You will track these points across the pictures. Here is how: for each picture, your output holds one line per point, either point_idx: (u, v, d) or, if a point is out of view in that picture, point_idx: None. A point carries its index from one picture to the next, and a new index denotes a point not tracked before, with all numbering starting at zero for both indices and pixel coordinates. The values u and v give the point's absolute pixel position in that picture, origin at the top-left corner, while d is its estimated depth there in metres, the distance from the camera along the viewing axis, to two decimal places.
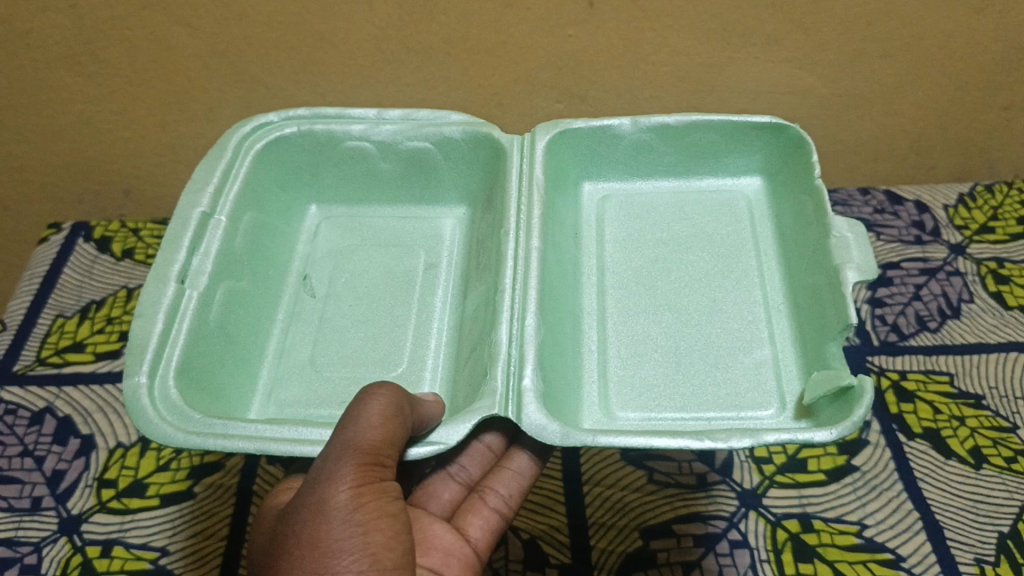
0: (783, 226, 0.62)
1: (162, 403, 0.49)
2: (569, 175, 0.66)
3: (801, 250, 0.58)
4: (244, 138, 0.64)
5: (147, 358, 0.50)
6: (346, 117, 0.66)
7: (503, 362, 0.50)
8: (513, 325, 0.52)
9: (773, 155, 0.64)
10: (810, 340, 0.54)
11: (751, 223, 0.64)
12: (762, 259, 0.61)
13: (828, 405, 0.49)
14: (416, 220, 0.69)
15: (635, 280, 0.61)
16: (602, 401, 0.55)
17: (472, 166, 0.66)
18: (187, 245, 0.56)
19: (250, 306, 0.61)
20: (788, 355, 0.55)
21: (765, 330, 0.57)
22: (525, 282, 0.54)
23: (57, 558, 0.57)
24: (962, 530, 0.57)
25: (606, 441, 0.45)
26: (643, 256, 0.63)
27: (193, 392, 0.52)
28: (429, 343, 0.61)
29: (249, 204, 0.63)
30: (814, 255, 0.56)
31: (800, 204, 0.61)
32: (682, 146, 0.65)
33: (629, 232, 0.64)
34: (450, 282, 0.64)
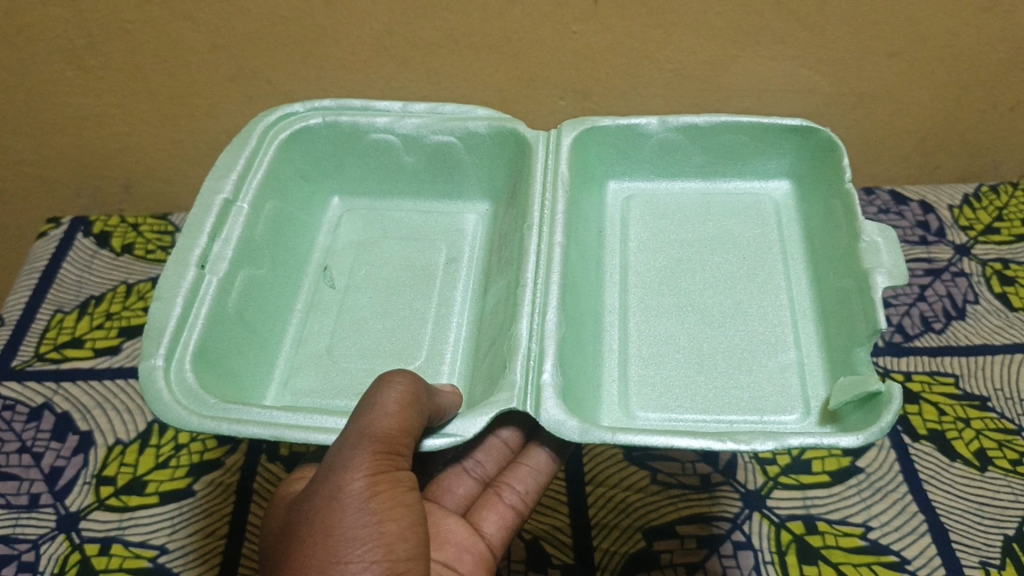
0: (812, 230, 0.61)
1: (178, 386, 0.49)
2: (592, 172, 0.66)
3: (830, 252, 0.58)
4: (269, 127, 0.64)
5: (165, 341, 0.50)
6: (372, 109, 0.65)
7: (523, 356, 0.49)
8: (534, 319, 0.51)
9: (803, 157, 0.64)
10: (837, 344, 0.54)
11: (779, 227, 0.63)
12: (789, 263, 0.61)
13: (850, 410, 0.48)
14: (438, 215, 0.68)
15: (658, 279, 0.61)
16: (623, 401, 0.54)
17: (496, 162, 0.66)
18: (208, 230, 0.56)
19: (268, 294, 0.60)
20: (813, 359, 0.55)
21: (790, 333, 0.57)
22: (547, 277, 0.53)
23: (55, 556, 0.57)
24: (967, 533, 0.56)
25: (626, 440, 0.44)
26: (666, 256, 0.62)
27: (210, 378, 0.51)
28: (447, 336, 0.60)
29: (272, 193, 0.63)
30: (843, 260, 0.56)
31: (829, 208, 0.60)
32: (710, 146, 0.64)
33: (652, 230, 0.64)
34: (471, 275, 0.64)
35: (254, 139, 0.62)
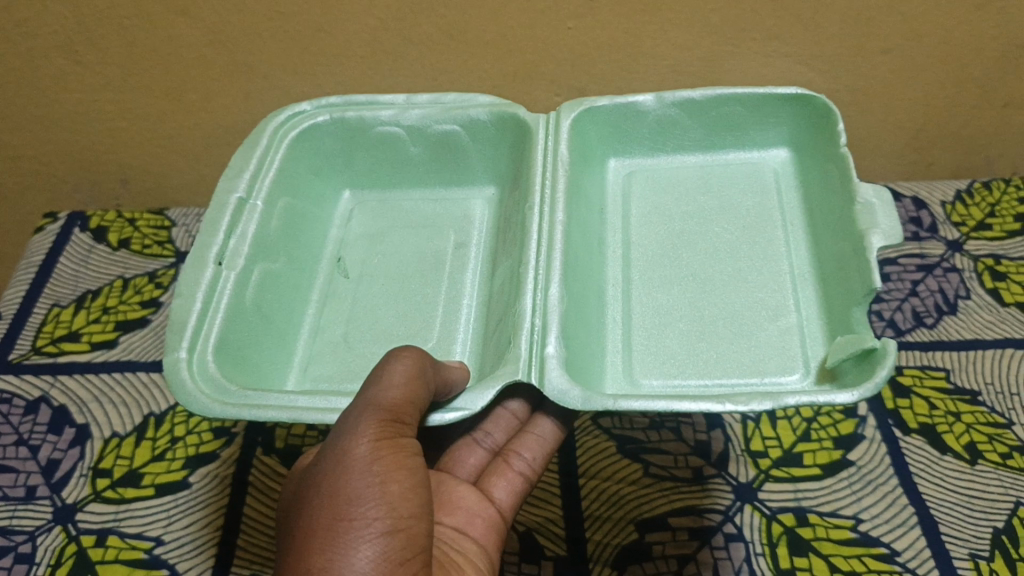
0: (812, 196, 0.61)
1: (202, 376, 0.50)
2: (594, 151, 0.66)
3: (828, 213, 0.58)
4: (278, 127, 0.64)
5: (187, 333, 0.51)
6: (377, 103, 0.66)
7: (526, 331, 0.50)
8: (538, 295, 0.52)
9: (800, 126, 0.63)
10: (835, 304, 0.54)
11: (779, 195, 0.63)
12: (789, 229, 0.61)
13: (845, 365, 0.49)
14: (445, 202, 0.68)
15: (662, 254, 0.61)
16: (623, 369, 0.55)
17: (500, 147, 0.66)
18: (224, 226, 0.57)
19: (285, 284, 0.61)
20: (812, 320, 0.55)
21: (790, 298, 0.57)
22: (550, 253, 0.54)
23: (51, 547, 0.57)
24: (956, 525, 0.57)
25: (627, 407, 0.45)
26: (669, 231, 0.62)
27: (232, 369, 0.52)
28: (459, 319, 0.60)
29: (285, 191, 0.63)
30: (839, 220, 0.56)
31: (826, 173, 0.60)
32: (709, 120, 0.64)
33: (655, 207, 0.64)
34: (480, 259, 0.64)
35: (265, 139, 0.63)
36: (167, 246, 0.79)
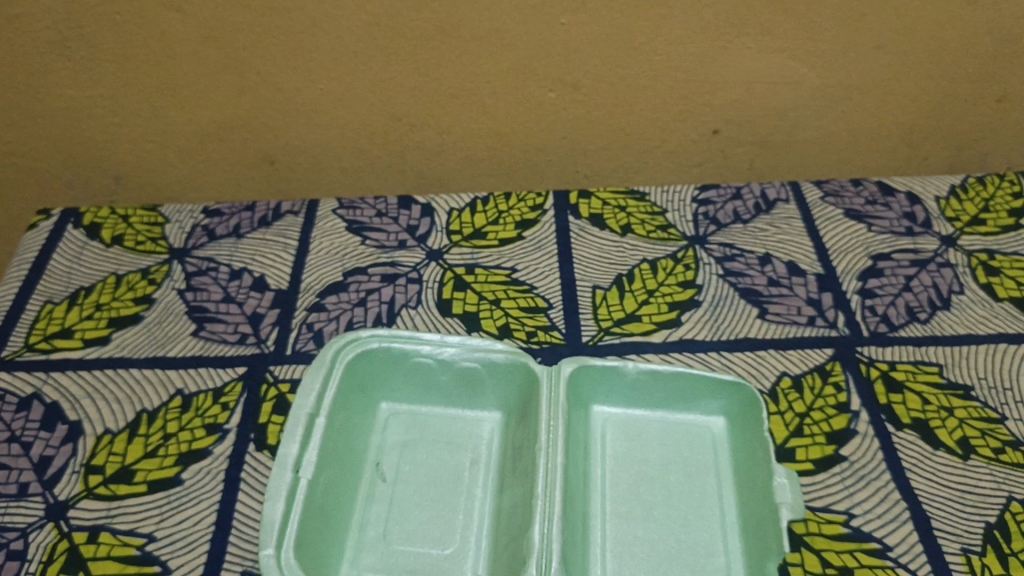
0: (744, 471, 0.58)
1: (291, 574, 0.50)
2: (578, 395, 0.62)
3: (756, 504, 0.56)
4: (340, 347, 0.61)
5: (274, 531, 0.51)
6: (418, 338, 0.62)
7: (536, 553, 0.51)
8: (545, 524, 0.53)
9: (739, 398, 0.61)
10: (756, 562, 0.53)
11: (719, 465, 0.60)
12: (722, 496, 0.58)
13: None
14: (460, 423, 0.63)
15: (625, 490, 0.58)
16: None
17: (519, 393, 0.62)
18: (300, 439, 0.56)
19: (340, 504, 0.57)
20: (738, 572, 0.54)
21: (721, 543, 0.55)
22: (552, 497, 0.54)
23: (43, 544, 0.57)
24: (948, 520, 0.57)
25: None
26: (634, 472, 0.60)
27: (310, 569, 0.52)
28: (474, 531, 0.57)
29: (346, 408, 0.61)
30: (762, 521, 0.54)
31: (754, 455, 0.58)
32: (671, 387, 0.62)
33: (623, 451, 0.61)
34: (491, 483, 0.60)
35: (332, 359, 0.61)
36: (161, 243, 0.79)
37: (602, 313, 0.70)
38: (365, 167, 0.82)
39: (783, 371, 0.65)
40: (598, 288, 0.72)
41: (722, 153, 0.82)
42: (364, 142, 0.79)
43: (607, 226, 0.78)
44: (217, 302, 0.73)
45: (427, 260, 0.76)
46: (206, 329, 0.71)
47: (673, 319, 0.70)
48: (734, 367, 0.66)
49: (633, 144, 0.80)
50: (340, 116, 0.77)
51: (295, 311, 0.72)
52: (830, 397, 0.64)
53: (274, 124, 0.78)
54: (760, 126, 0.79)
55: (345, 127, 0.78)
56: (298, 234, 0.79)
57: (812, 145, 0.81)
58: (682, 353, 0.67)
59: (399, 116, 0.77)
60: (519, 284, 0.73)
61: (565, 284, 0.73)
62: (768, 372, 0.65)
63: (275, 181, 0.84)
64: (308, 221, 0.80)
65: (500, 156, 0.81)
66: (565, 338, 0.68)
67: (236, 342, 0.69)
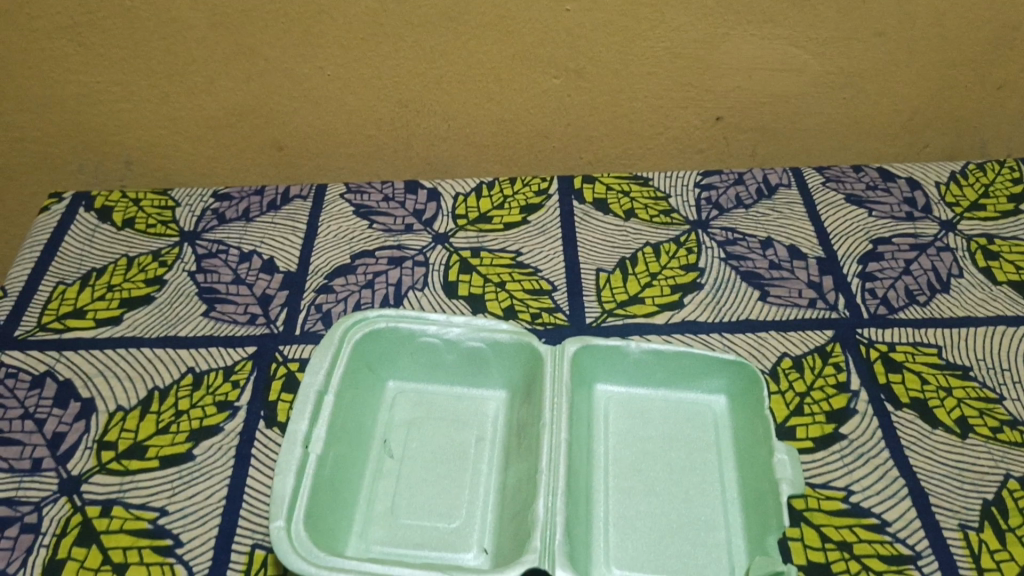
0: (742, 444, 0.60)
1: (301, 545, 0.50)
2: (584, 373, 0.63)
3: (755, 476, 0.57)
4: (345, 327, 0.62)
5: (285, 503, 0.52)
6: (424, 318, 0.63)
7: (541, 526, 0.52)
8: (550, 500, 0.54)
9: (739, 377, 0.62)
10: (756, 532, 0.54)
11: (719, 438, 0.61)
12: (723, 467, 0.59)
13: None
14: (466, 397, 0.65)
15: (628, 462, 0.60)
16: (603, 555, 0.55)
17: (523, 370, 0.63)
18: (308, 414, 0.57)
19: (348, 477, 0.58)
20: (739, 542, 0.55)
21: (722, 514, 0.57)
22: (557, 473, 0.55)
23: (57, 517, 0.58)
24: (947, 496, 0.58)
25: None
26: (637, 445, 0.61)
27: (321, 540, 0.53)
28: (481, 502, 0.58)
29: (351, 384, 0.61)
30: (760, 493, 0.56)
31: (754, 429, 0.59)
32: (672, 367, 0.63)
33: (625, 425, 0.62)
34: (496, 456, 0.61)
35: (336, 337, 0.61)
36: (171, 226, 0.80)
37: (605, 296, 0.71)
38: (372, 153, 0.83)
39: (784, 352, 0.66)
40: (601, 271, 0.74)
41: (725, 140, 0.83)
42: (371, 128, 0.80)
43: (611, 211, 0.79)
44: (227, 284, 0.74)
45: (433, 243, 0.77)
46: (216, 310, 0.72)
47: (675, 301, 0.71)
48: (735, 347, 0.67)
49: (637, 130, 0.81)
50: (347, 102, 0.78)
51: (304, 292, 0.73)
52: (830, 377, 0.65)
53: (282, 110, 0.79)
54: (762, 113, 0.80)
55: (352, 114, 0.79)
56: (305, 218, 0.80)
57: (813, 131, 0.82)
58: (684, 334, 0.68)
59: (406, 102, 0.78)
60: (523, 267, 0.74)
61: (569, 266, 0.74)
62: (769, 353, 0.66)
63: (283, 167, 0.85)
64: (315, 205, 0.81)
65: (505, 142, 0.82)
66: (569, 320, 0.69)
67: (246, 323, 0.70)
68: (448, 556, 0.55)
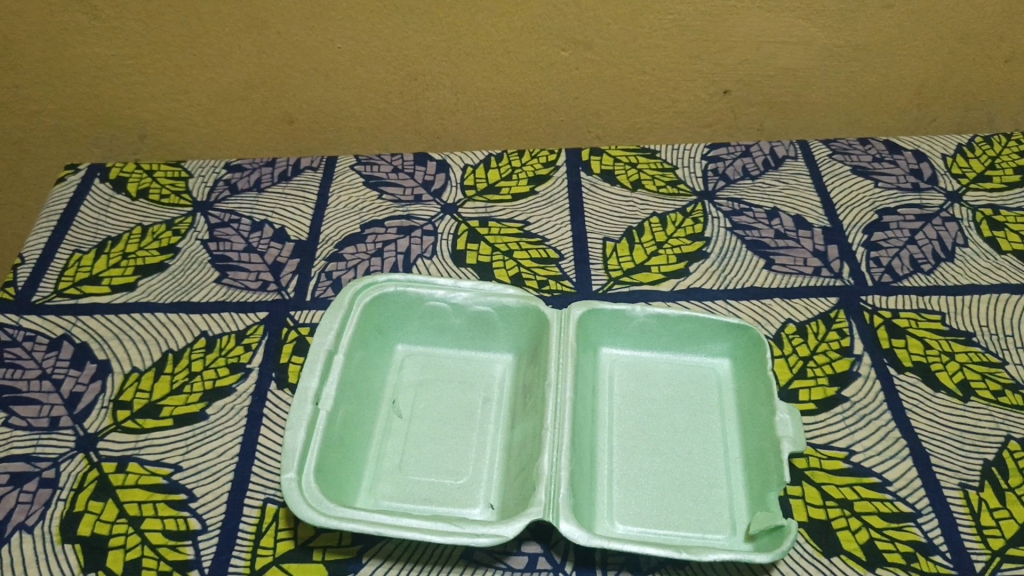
0: (744, 405, 0.60)
1: (311, 496, 0.51)
2: (589, 337, 0.64)
3: (756, 435, 0.58)
4: (354, 291, 0.63)
5: (296, 456, 0.53)
6: (431, 282, 0.64)
7: (546, 481, 0.53)
8: (554, 456, 0.54)
9: (743, 340, 0.62)
10: (756, 488, 0.55)
11: (722, 400, 0.62)
12: (726, 427, 0.60)
13: (762, 531, 0.52)
14: (473, 360, 0.66)
15: (632, 422, 0.61)
16: (607, 510, 0.56)
17: (529, 333, 0.64)
18: (318, 372, 0.57)
19: (357, 435, 0.59)
20: (741, 498, 0.56)
21: (724, 472, 0.57)
22: (561, 430, 0.56)
23: (73, 473, 0.59)
24: (947, 457, 0.58)
25: (602, 543, 0.49)
26: (641, 406, 0.62)
27: (331, 493, 0.54)
28: (487, 460, 0.59)
29: (359, 346, 0.62)
30: (761, 452, 0.56)
31: (756, 390, 0.60)
32: (677, 330, 0.63)
33: (629, 387, 0.63)
34: (502, 416, 0.62)
35: (346, 300, 0.62)
36: (185, 196, 0.82)
37: (611, 264, 0.72)
38: (381, 126, 0.84)
39: (788, 318, 0.67)
40: (608, 240, 0.74)
41: (732, 113, 0.83)
42: (381, 101, 0.81)
43: (618, 181, 0.80)
44: (239, 252, 0.75)
45: (442, 213, 0.78)
46: (229, 277, 0.73)
47: (681, 269, 0.72)
48: (739, 313, 0.68)
49: (645, 104, 0.82)
50: (357, 75, 0.79)
51: (314, 260, 0.74)
52: (833, 342, 0.65)
53: (293, 83, 0.80)
54: (769, 86, 0.81)
55: (362, 87, 0.80)
56: (316, 188, 0.81)
57: (820, 105, 0.83)
58: (690, 300, 0.69)
59: (415, 75, 0.79)
60: (531, 236, 0.75)
61: (576, 235, 0.75)
62: (773, 319, 0.67)
63: (295, 139, 0.86)
64: (327, 176, 0.83)
65: (515, 115, 0.83)
66: (575, 287, 0.70)
67: (258, 289, 0.72)
68: (455, 509, 0.56)
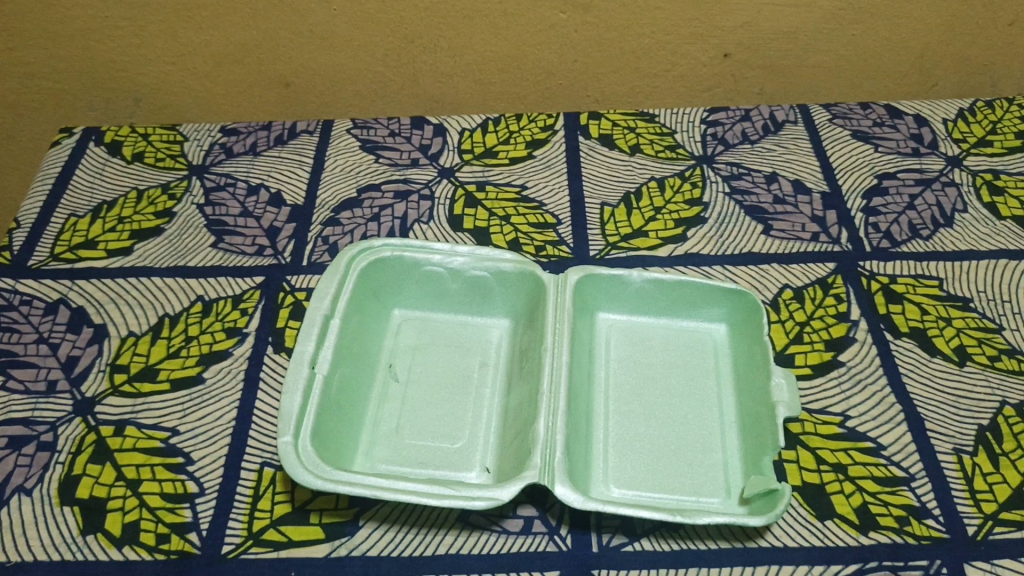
0: (740, 370, 0.60)
1: (307, 459, 0.52)
2: (586, 302, 0.64)
3: (752, 400, 0.58)
4: (350, 256, 0.63)
5: (292, 420, 0.53)
6: (428, 247, 0.64)
7: (541, 444, 0.53)
8: (550, 420, 0.55)
9: (739, 305, 0.62)
10: (751, 452, 0.56)
11: (718, 365, 0.62)
12: (722, 392, 0.60)
13: (757, 495, 0.52)
14: (469, 325, 0.66)
15: (629, 386, 0.61)
16: (603, 474, 0.56)
17: (526, 298, 0.64)
18: (315, 337, 0.57)
19: (354, 399, 0.59)
20: (736, 462, 0.56)
21: (719, 436, 0.58)
22: (557, 394, 0.56)
23: (71, 436, 0.59)
24: (942, 422, 0.58)
25: (596, 507, 0.50)
26: (637, 371, 0.62)
27: (327, 456, 0.54)
28: (484, 424, 0.60)
29: (356, 311, 0.62)
30: (756, 416, 0.57)
31: (753, 355, 0.60)
32: (674, 296, 0.63)
33: (626, 352, 0.63)
34: (499, 380, 0.62)
35: (342, 265, 0.62)
36: (180, 160, 0.81)
37: (609, 229, 0.72)
38: (378, 90, 0.84)
39: (785, 283, 0.67)
40: (606, 205, 0.74)
41: (733, 76, 0.82)
42: (377, 64, 0.81)
43: (616, 146, 0.80)
44: (235, 216, 0.75)
45: (439, 177, 0.77)
46: (225, 241, 0.73)
47: (679, 234, 0.71)
48: (737, 278, 0.67)
49: (645, 67, 0.81)
50: (353, 38, 0.78)
51: (311, 224, 0.74)
52: (831, 307, 0.65)
53: (288, 45, 0.79)
54: (770, 50, 0.80)
55: (358, 49, 0.79)
56: (313, 152, 0.81)
57: (821, 69, 0.82)
58: (687, 266, 0.69)
59: (411, 37, 0.78)
60: (529, 201, 0.74)
61: (574, 200, 0.75)
62: (771, 284, 0.67)
63: (291, 103, 0.85)
64: (323, 140, 0.82)
65: (512, 78, 0.82)
66: (572, 252, 0.70)
67: (254, 254, 0.71)
68: (451, 473, 0.57)
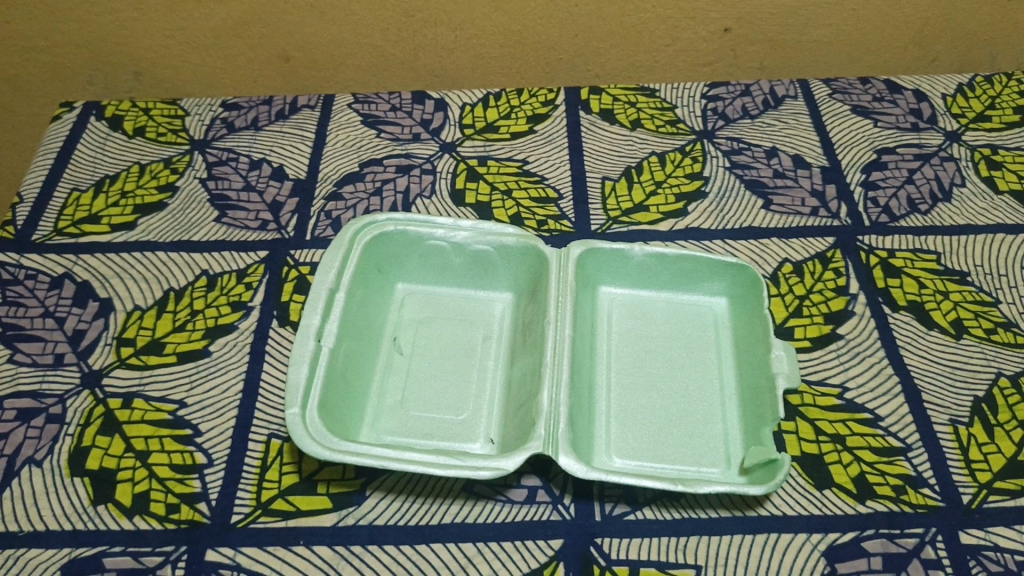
0: (740, 343, 0.61)
1: (315, 431, 0.52)
2: (588, 276, 0.65)
3: (752, 372, 0.59)
4: (354, 231, 0.64)
5: (299, 392, 0.54)
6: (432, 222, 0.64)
7: (545, 416, 0.54)
8: (553, 392, 0.55)
9: (739, 279, 0.63)
10: (751, 423, 0.56)
11: (718, 338, 0.63)
12: (722, 364, 0.61)
13: (757, 465, 0.53)
14: (472, 299, 0.66)
15: (630, 359, 0.62)
16: (605, 444, 0.57)
17: (529, 272, 0.65)
18: (320, 310, 0.58)
19: (359, 372, 0.60)
20: (736, 433, 0.57)
21: (720, 408, 0.59)
22: (560, 367, 0.57)
23: (80, 409, 0.60)
24: (939, 393, 0.59)
25: (600, 477, 0.51)
26: (639, 343, 0.63)
27: (334, 428, 0.55)
28: (487, 396, 0.60)
29: (360, 284, 0.63)
30: (756, 387, 0.57)
31: (753, 328, 0.60)
32: (675, 270, 0.64)
33: (627, 325, 0.64)
34: (502, 353, 0.63)
35: (346, 239, 0.63)
36: (181, 135, 0.81)
37: (610, 204, 0.72)
38: (379, 64, 0.84)
39: (785, 258, 0.68)
40: (607, 179, 0.75)
41: (733, 50, 0.83)
42: (378, 39, 0.81)
43: (617, 120, 0.80)
44: (237, 190, 0.75)
45: (441, 152, 0.78)
46: (228, 216, 0.73)
47: (680, 209, 0.72)
48: (737, 252, 0.68)
49: (646, 41, 0.81)
50: (354, 13, 0.78)
51: (313, 199, 0.74)
52: (830, 281, 0.66)
53: (289, 20, 0.79)
54: (771, 24, 0.80)
55: (358, 24, 0.79)
56: (314, 127, 0.81)
57: (821, 43, 0.82)
58: (688, 240, 0.69)
59: (412, 11, 0.77)
60: (530, 175, 0.75)
61: (575, 174, 0.75)
62: (770, 258, 0.68)
63: (292, 77, 0.85)
64: (324, 115, 0.82)
65: (513, 53, 0.82)
66: (574, 226, 0.71)
67: (257, 228, 0.72)
68: (455, 444, 0.58)
